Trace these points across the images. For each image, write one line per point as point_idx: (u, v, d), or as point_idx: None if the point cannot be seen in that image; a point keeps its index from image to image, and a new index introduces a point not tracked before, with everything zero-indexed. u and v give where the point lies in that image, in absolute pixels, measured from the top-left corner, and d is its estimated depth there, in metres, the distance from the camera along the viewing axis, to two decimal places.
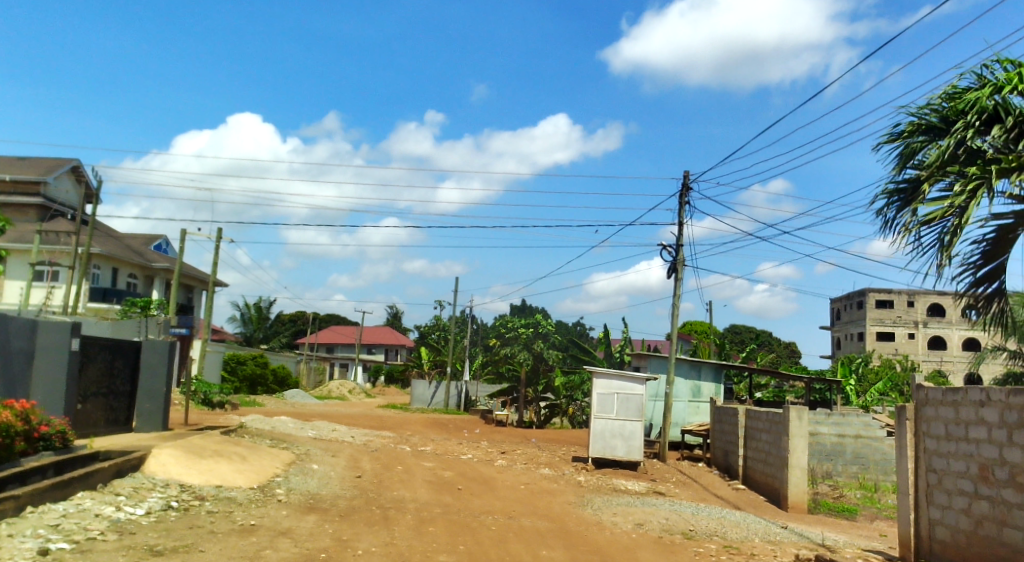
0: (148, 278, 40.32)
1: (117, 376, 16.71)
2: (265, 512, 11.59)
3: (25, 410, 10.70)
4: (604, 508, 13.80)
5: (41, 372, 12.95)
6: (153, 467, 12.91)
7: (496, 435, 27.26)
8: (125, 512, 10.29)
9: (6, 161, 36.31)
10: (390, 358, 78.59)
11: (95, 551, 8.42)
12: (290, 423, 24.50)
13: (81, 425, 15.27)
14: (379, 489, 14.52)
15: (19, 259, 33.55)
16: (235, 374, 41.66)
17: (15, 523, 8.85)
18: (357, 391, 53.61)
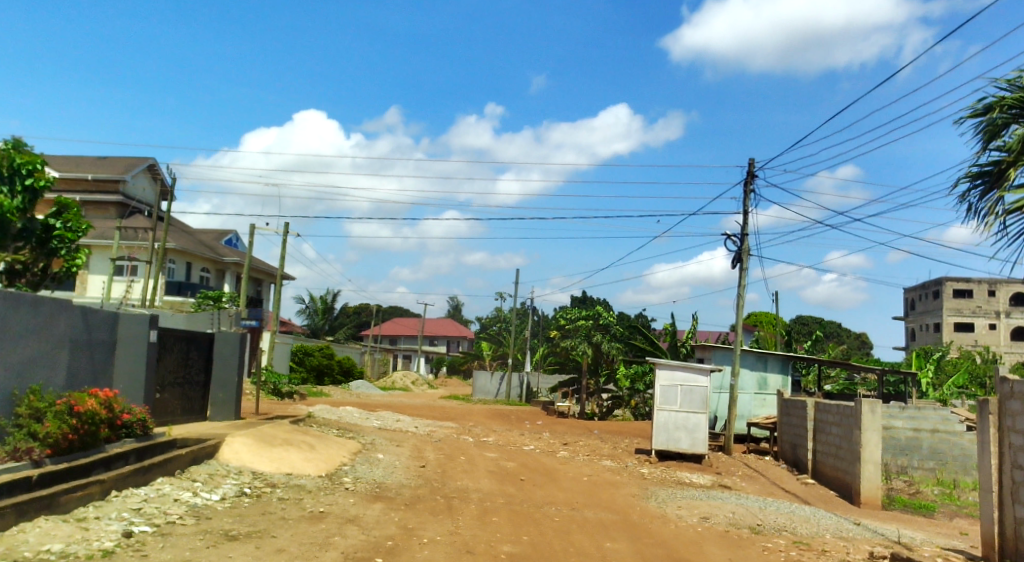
0: (219, 272, 41.64)
1: (192, 366, 17.24)
2: (333, 500, 11.87)
3: (109, 399, 11.08)
4: (669, 501, 13.71)
5: (122, 363, 13.47)
6: (226, 454, 13.36)
7: (558, 427, 27.30)
8: (201, 498, 10.67)
9: (86, 160, 37.88)
10: (451, 349, 79.32)
11: (175, 535, 8.77)
12: (356, 413, 24.95)
13: (159, 413, 15.86)
14: (443, 479, 14.71)
15: (101, 255, 35.03)
16: (302, 365, 42.67)
17: (101, 506, 9.27)
18: (419, 383, 54.28)
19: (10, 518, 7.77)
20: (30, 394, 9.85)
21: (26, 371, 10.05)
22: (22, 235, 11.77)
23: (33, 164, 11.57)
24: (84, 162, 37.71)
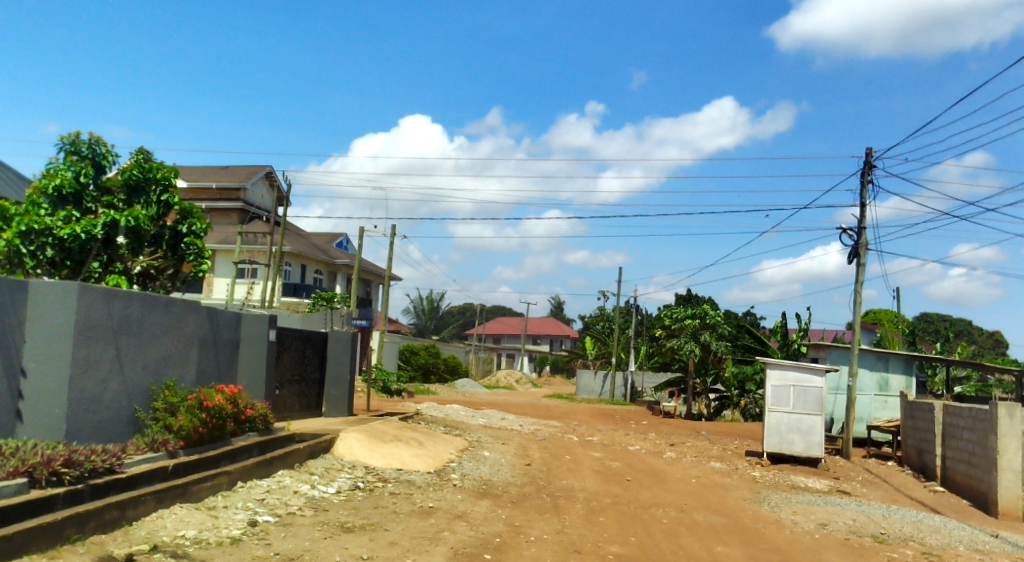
0: (332, 274, 43.26)
1: (308, 364, 17.90)
2: (442, 495, 12.11)
3: (234, 394, 11.63)
4: (784, 505, 13.25)
5: (245, 360, 14.15)
6: (341, 449, 13.85)
7: (665, 427, 26.88)
8: (319, 491, 11.10)
9: (210, 170, 40.14)
10: (555, 348, 79.45)
11: (295, 525, 9.16)
12: (462, 411, 25.37)
13: (278, 409, 16.58)
14: (549, 477, 14.76)
15: (225, 259, 37.10)
16: (410, 363, 43.74)
17: (229, 496, 9.80)
18: (523, 381, 54.60)
19: (149, 504, 8.30)
20: (165, 389, 10.46)
21: (162, 367, 10.64)
22: (154, 243, 12.09)
23: (165, 175, 11.90)
24: (208, 171, 39.96)
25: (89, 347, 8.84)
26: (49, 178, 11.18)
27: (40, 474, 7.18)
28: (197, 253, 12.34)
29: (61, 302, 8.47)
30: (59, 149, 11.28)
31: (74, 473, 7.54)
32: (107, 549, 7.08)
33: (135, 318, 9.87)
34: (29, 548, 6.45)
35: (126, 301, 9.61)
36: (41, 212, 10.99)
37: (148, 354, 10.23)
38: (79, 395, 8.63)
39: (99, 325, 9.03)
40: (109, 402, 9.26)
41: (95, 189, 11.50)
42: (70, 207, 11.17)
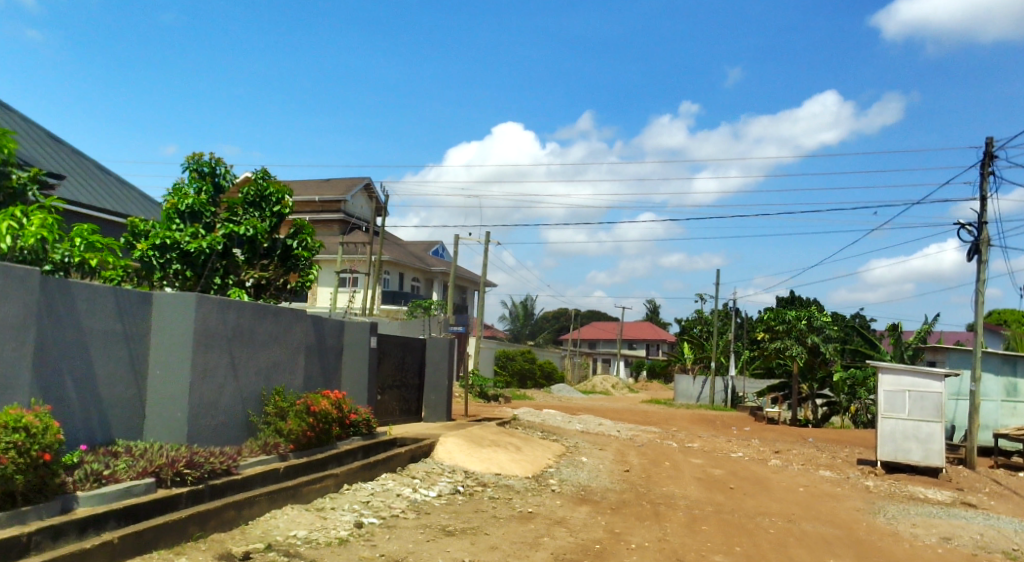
0: (428, 281, 44.09)
1: (408, 370, 18.22)
2: (541, 501, 12.08)
3: (339, 399, 11.93)
4: (901, 517, 12.57)
5: (350, 366, 14.54)
6: (441, 453, 14.04)
7: (769, 434, 26.03)
8: (420, 494, 11.29)
9: (312, 183, 41.67)
10: (652, 353, 78.36)
11: (399, 527, 9.34)
12: (559, 417, 25.32)
13: (381, 413, 16.93)
14: (648, 484, 14.50)
15: (327, 269, 38.41)
16: (506, 369, 44.03)
17: (336, 498, 10.09)
18: (619, 386, 54.07)
19: (264, 505, 8.63)
20: (276, 394, 10.84)
21: (272, 374, 11.05)
22: (267, 256, 12.56)
23: (279, 192, 12.46)
24: (310, 184, 41.48)
25: (207, 355, 9.29)
26: (176, 196, 11.83)
27: (166, 474, 7.57)
28: (306, 265, 12.81)
29: (181, 312, 8.89)
30: (185, 168, 11.94)
31: (196, 474, 7.92)
32: (226, 546, 7.40)
33: (247, 326, 10.30)
34: (157, 544, 6.80)
35: (239, 310, 10.04)
36: (171, 229, 11.60)
37: (259, 361, 10.65)
38: (198, 400, 9.06)
39: (215, 334, 9.46)
40: (225, 407, 9.69)
41: (216, 206, 12.12)
42: (195, 223, 11.77)
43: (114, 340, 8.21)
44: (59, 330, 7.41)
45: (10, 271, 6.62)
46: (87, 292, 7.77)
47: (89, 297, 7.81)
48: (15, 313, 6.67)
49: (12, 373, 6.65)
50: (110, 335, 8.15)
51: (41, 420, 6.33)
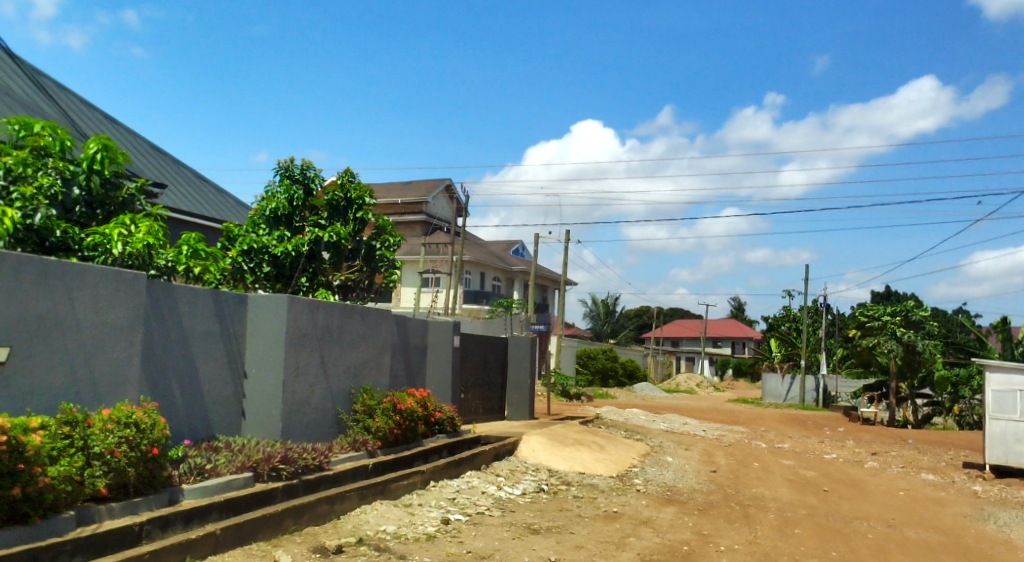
0: (509, 280, 44.36)
1: (491, 368, 18.30)
2: (626, 500, 11.96)
3: (424, 398, 12.09)
4: (1013, 525, 11.88)
5: (434, 365, 14.72)
6: (525, 452, 14.08)
7: (864, 435, 25.05)
8: (505, 492, 11.34)
9: (394, 186, 42.46)
10: (738, 351, 76.66)
11: (486, 524, 9.39)
12: (643, 416, 25.02)
13: (465, 412, 17.06)
14: (737, 485, 14.16)
15: (410, 269, 39.05)
16: (588, 368, 43.78)
17: (423, 494, 10.24)
18: (705, 385, 53.06)
19: (355, 500, 8.83)
20: (363, 392, 11.05)
21: (360, 373, 11.29)
22: (352, 258, 12.79)
23: (364, 195, 12.68)
24: (393, 187, 42.27)
25: (299, 354, 9.57)
26: (266, 201, 12.25)
27: (262, 469, 7.84)
28: (389, 266, 13.01)
29: (274, 313, 9.18)
30: (275, 174, 12.34)
31: (290, 469, 8.16)
32: (320, 539, 7.59)
33: (336, 326, 10.56)
34: (256, 536, 7.03)
35: (327, 311, 10.30)
36: (257, 234, 12.03)
37: (348, 360, 10.90)
38: (290, 398, 9.34)
39: (306, 334, 9.73)
40: (316, 405, 9.95)
41: (303, 210, 12.45)
42: (281, 228, 12.14)
43: (214, 340, 8.54)
44: (163, 330, 7.75)
45: (119, 275, 6.94)
46: (189, 295, 8.11)
47: (190, 299, 8.14)
48: (124, 314, 6.99)
49: (123, 372, 6.98)
50: (210, 336, 8.49)
51: (149, 416, 6.63)
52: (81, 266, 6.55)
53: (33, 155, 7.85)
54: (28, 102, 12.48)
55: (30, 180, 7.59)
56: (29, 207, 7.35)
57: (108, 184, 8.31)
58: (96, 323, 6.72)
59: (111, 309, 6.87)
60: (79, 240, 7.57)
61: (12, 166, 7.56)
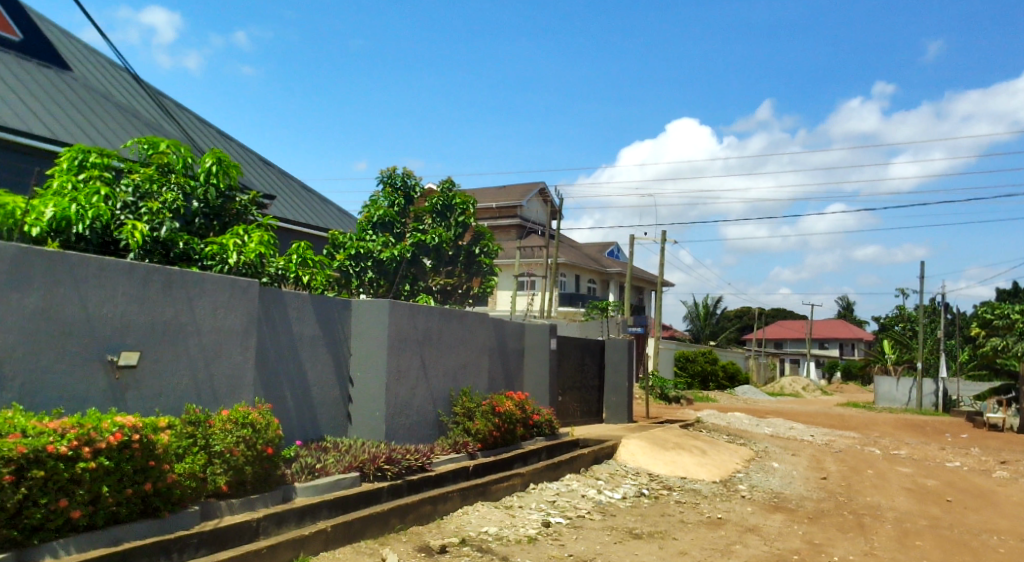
0: (605, 282, 44.08)
1: (588, 371, 18.20)
2: (731, 507, 11.64)
3: (522, 400, 12.15)
4: None
5: (532, 368, 14.79)
6: (624, 455, 13.95)
7: (990, 442, 23.52)
8: (605, 495, 11.24)
9: (488, 191, 42.90)
10: (847, 353, 73.53)
11: (586, 528, 9.34)
12: (746, 420, 24.32)
13: (562, 414, 17.04)
14: (850, 493, 13.55)
15: (506, 273, 39.32)
16: (687, 370, 42.94)
17: (523, 496, 10.29)
18: (811, 388, 51.14)
19: (457, 501, 8.96)
20: (462, 395, 11.21)
21: (459, 376, 11.45)
22: (451, 263, 13.03)
23: (464, 201, 12.85)
24: (487, 192, 42.72)
25: (400, 357, 9.80)
26: (371, 208, 12.59)
27: (369, 468, 8.06)
28: (488, 271, 13.14)
29: (377, 317, 9.45)
30: (379, 182, 12.71)
31: (395, 470, 8.36)
32: (424, 539, 7.74)
33: (435, 330, 10.75)
34: (364, 534, 7.23)
35: (427, 315, 10.51)
36: (365, 238, 12.38)
37: (448, 363, 11.09)
38: (393, 400, 9.57)
39: (407, 338, 9.96)
40: (417, 407, 10.16)
41: (405, 216, 12.78)
42: (387, 233, 12.46)
43: (321, 343, 8.85)
44: (274, 335, 8.09)
45: (234, 283, 7.30)
46: (297, 301, 8.44)
47: (299, 305, 8.48)
48: (240, 320, 7.34)
49: (239, 374, 7.33)
50: (317, 340, 8.80)
51: (263, 417, 6.92)
52: (200, 275, 6.92)
53: (158, 171, 8.34)
54: (152, 122, 13.35)
55: (155, 196, 8.08)
56: (155, 221, 7.83)
57: (223, 197, 8.76)
58: (214, 328, 7.07)
59: (229, 315, 7.23)
60: (198, 250, 8.01)
61: (140, 182, 8.03)
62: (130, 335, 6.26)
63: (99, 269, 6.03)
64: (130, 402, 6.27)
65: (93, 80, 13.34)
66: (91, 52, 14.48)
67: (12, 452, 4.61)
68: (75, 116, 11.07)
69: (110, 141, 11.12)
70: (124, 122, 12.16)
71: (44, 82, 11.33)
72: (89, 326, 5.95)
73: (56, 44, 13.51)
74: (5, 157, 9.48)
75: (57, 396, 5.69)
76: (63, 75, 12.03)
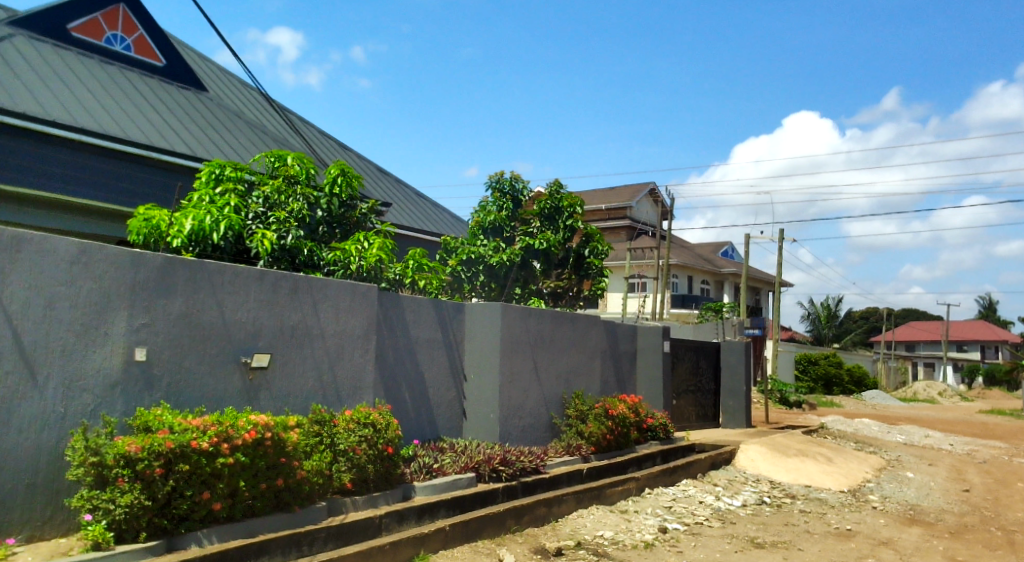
0: (719, 283, 43.00)
1: (703, 375, 17.80)
2: (861, 518, 11.07)
3: (636, 404, 12.00)
4: None
5: (645, 371, 14.60)
6: (743, 462, 13.56)
7: None
8: (724, 502, 10.95)
9: (598, 193, 42.67)
10: (988, 357, 68.59)
11: (705, 535, 9.12)
12: (876, 426, 23.09)
13: (677, 418, 16.73)
14: (995, 508, 12.62)
15: (616, 275, 39.03)
16: (809, 374, 41.26)
17: (638, 501, 10.17)
18: (948, 394, 48.01)
19: (572, 503, 8.96)
20: (575, 398, 11.19)
21: (571, 379, 11.43)
22: (561, 265, 13.06)
23: (572, 204, 12.84)
24: (597, 194, 42.54)
25: (513, 360, 9.89)
26: (481, 214, 12.79)
27: (484, 470, 8.17)
28: (597, 274, 13.08)
29: (489, 321, 9.58)
30: (488, 187, 12.88)
31: (509, 471, 8.43)
32: (540, 541, 7.78)
33: (547, 333, 10.78)
34: (481, 534, 7.35)
35: (539, 318, 10.56)
36: (476, 243, 12.63)
37: (560, 366, 11.10)
38: (507, 403, 9.67)
39: (519, 341, 10.05)
40: (530, 409, 10.22)
41: (515, 219, 12.84)
42: (497, 238, 12.61)
43: (438, 346, 9.06)
44: (393, 337, 8.34)
45: (355, 287, 7.57)
46: (414, 304, 8.67)
47: (415, 308, 8.71)
48: (360, 324, 7.62)
49: (360, 376, 7.59)
50: (433, 343, 9.00)
51: (384, 417, 7.13)
52: (323, 281, 7.23)
53: (285, 183, 8.75)
54: (278, 136, 14.07)
55: (283, 206, 8.49)
56: (283, 230, 8.20)
57: (344, 206, 9.09)
58: (336, 331, 7.36)
59: (350, 319, 7.51)
60: (323, 258, 8.41)
61: (270, 195, 8.47)
62: (262, 338, 6.62)
63: (233, 277, 6.39)
64: (263, 402, 6.61)
65: (226, 100, 14.20)
66: (224, 73, 15.43)
67: (161, 447, 4.97)
68: (211, 134, 11.77)
69: (241, 156, 11.79)
70: (254, 138, 12.87)
71: (183, 103, 12.13)
72: (226, 331, 6.33)
73: (195, 68, 14.46)
74: (148, 173, 10.18)
75: (200, 396, 6.08)
76: (199, 96, 12.86)
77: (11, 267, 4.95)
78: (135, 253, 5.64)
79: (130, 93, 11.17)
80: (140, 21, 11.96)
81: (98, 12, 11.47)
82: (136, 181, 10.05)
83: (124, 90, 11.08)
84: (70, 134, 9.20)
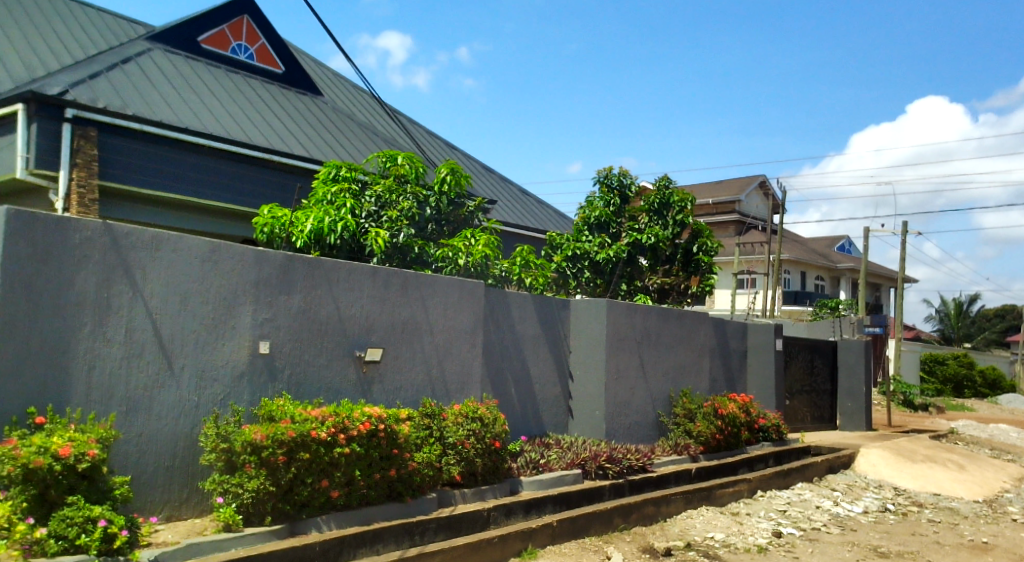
0: (835, 279, 41.21)
1: (818, 375, 17.12)
2: (998, 530, 10.36)
3: (746, 403, 11.66)
4: None
5: (757, 370, 14.16)
6: (863, 466, 12.96)
7: None
8: (843, 508, 10.49)
9: (706, 187, 41.70)
10: None
11: (823, 542, 8.77)
12: (1013, 432, 21.55)
13: (791, 419, 16.16)
14: None
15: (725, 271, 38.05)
16: (936, 375, 38.94)
17: (751, 503, 9.89)
18: None
19: (680, 504, 8.80)
20: (683, 396, 10.95)
21: (679, 376, 11.22)
22: (669, 262, 12.82)
23: (681, 199, 12.56)
24: (704, 188, 41.59)
25: (619, 357, 9.80)
26: (587, 209, 12.72)
27: (590, 467, 8.15)
28: (706, 270, 12.79)
29: (595, 317, 9.53)
30: (595, 183, 12.81)
31: (616, 469, 8.35)
32: (648, 540, 7.69)
33: (654, 329, 10.63)
34: (588, 531, 7.34)
35: (645, 315, 10.43)
36: (581, 239, 12.55)
37: (667, 364, 10.92)
38: (613, 400, 9.61)
39: (625, 338, 9.95)
40: (637, 407, 10.12)
41: (621, 216, 12.72)
42: (603, 234, 12.52)
43: (544, 342, 9.10)
44: (500, 334, 8.43)
45: (462, 284, 7.71)
46: (520, 300, 8.73)
47: (521, 305, 8.77)
48: (467, 320, 7.74)
49: (467, 370, 7.72)
50: (539, 339, 9.03)
51: (491, 411, 7.21)
52: (431, 277, 7.39)
53: (396, 182, 8.99)
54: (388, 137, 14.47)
55: (394, 205, 8.69)
56: (394, 228, 8.43)
57: (452, 204, 9.24)
58: (444, 327, 7.51)
59: (457, 315, 7.64)
60: (431, 255, 8.57)
61: (381, 194, 8.70)
62: (375, 333, 6.83)
63: (348, 274, 6.63)
64: (377, 394, 6.83)
65: (339, 103, 14.71)
66: (338, 77, 15.99)
67: (285, 435, 5.19)
68: (327, 137, 12.24)
69: (354, 156, 12.19)
70: (366, 139, 13.28)
71: (300, 107, 12.65)
72: (342, 325, 6.57)
73: (312, 75, 15.07)
74: (270, 175, 10.68)
75: (319, 387, 6.34)
76: (315, 100, 13.39)
77: (151, 264, 5.29)
78: (259, 251, 5.93)
79: (251, 98, 11.75)
80: (261, 31, 12.58)
81: (224, 25, 12.13)
82: (259, 183, 10.56)
83: (246, 97, 11.67)
84: (200, 140, 9.77)
